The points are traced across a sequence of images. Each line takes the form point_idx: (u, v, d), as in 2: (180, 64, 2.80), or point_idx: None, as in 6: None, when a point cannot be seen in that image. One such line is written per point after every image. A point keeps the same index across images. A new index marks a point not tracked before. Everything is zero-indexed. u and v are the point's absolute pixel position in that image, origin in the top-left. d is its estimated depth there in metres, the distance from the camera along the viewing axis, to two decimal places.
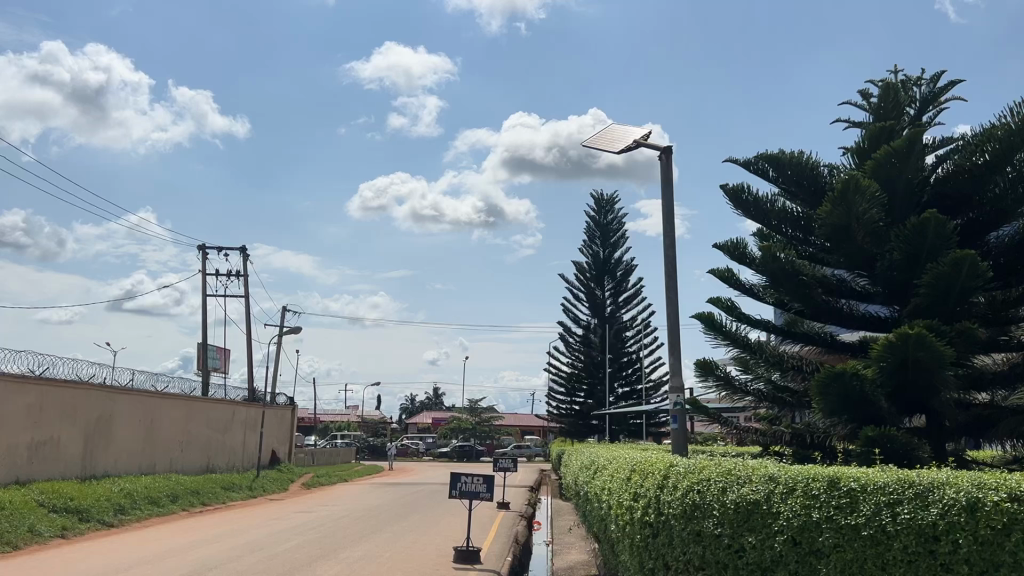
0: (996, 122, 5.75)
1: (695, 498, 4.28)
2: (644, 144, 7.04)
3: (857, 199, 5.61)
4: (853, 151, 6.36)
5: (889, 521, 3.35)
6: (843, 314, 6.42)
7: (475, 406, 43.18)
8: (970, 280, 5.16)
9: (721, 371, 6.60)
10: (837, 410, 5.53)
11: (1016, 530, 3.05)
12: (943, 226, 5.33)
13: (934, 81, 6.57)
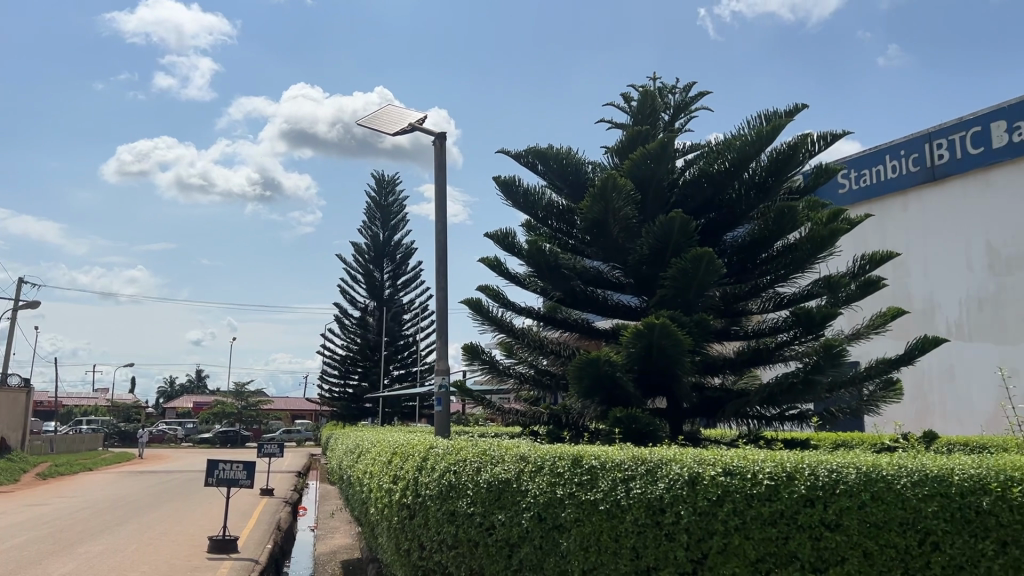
0: (735, 134, 6.34)
1: (451, 479, 4.40)
2: (419, 128, 7.06)
3: (615, 196, 5.93)
4: (614, 150, 6.74)
5: (623, 495, 3.63)
6: (600, 303, 6.81)
7: (241, 390, 41.35)
8: (707, 275, 5.66)
9: (485, 356, 6.74)
10: (589, 393, 5.84)
11: (728, 501, 3.41)
12: (686, 225, 5.80)
13: (686, 90, 7.10)
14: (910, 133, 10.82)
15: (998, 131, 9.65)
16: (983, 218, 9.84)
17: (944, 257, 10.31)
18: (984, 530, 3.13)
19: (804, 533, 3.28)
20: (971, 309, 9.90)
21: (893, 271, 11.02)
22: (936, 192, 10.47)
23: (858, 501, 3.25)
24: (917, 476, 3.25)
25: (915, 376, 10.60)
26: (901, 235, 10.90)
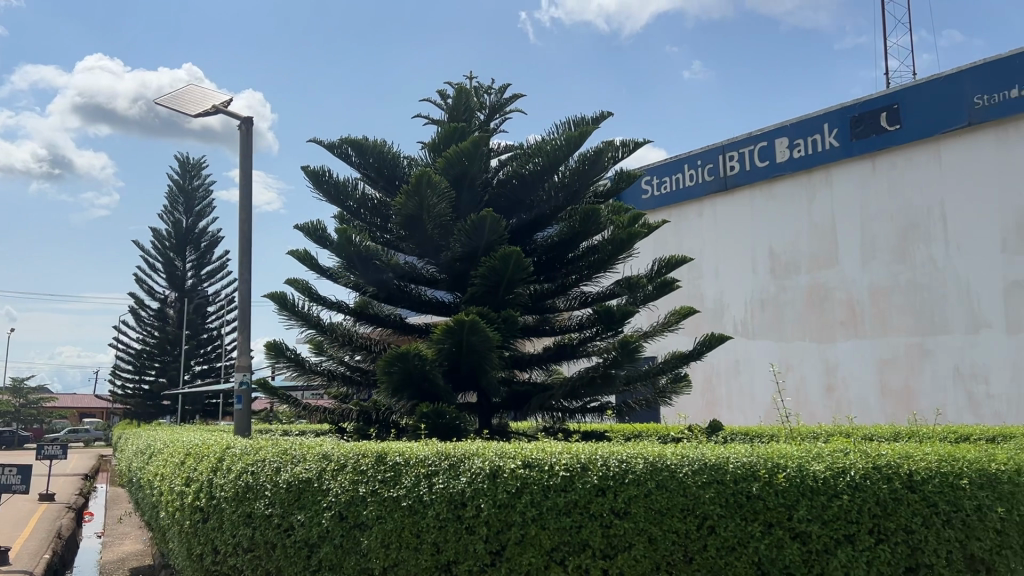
0: (547, 137, 6.51)
1: (248, 480, 4.23)
2: (225, 111, 6.73)
3: (430, 193, 5.92)
4: (430, 146, 6.74)
5: (425, 491, 3.65)
6: (412, 298, 6.79)
7: (19, 387, 37.67)
8: (516, 273, 5.80)
9: (291, 352, 6.54)
10: (398, 389, 5.81)
11: (525, 493, 3.52)
12: (497, 224, 5.90)
13: (501, 91, 7.22)
14: (706, 145, 11.61)
15: (781, 146, 10.60)
16: (767, 225, 10.74)
17: (733, 261, 11.15)
18: (753, 512, 3.42)
19: (595, 522, 3.45)
20: (755, 309, 10.77)
21: (688, 272, 11.79)
22: (727, 201, 11.30)
23: (644, 489, 3.46)
24: (697, 465, 3.51)
25: (706, 371, 11.38)
26: (697, 239, 11.68)
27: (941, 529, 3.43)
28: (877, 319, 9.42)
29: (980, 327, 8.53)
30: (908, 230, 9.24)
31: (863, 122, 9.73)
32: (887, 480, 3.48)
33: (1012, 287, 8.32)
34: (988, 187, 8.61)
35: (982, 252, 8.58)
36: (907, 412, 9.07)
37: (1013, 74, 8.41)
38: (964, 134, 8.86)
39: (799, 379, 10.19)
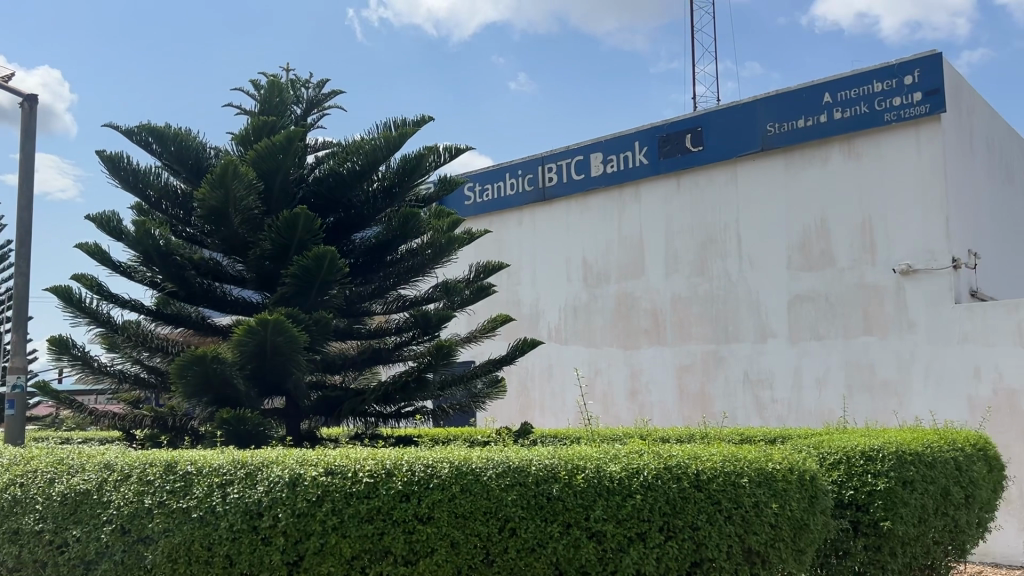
0: (364, 137, 6.38)
1: (16, 493, 3.85)
2: (4, 86, 6.09)
3: (235, 185, 5.67)
4: (239, 138, 6.42)
5: (219, 501, 3.46)
6: (217, 297, 6.45)
7: None
8: (329, 274, 5.66)
9: (77, 350, 6.03)
10: (197, 392, 5.49)
11: (327, 501, 3.42)
12: (310, 222, 5.74)
13: (319, 86, 7.03)
14: (526, 155, 11.83)
15: (596, 161, 11.00)
16: (581, 236, 11.13)
17: (549, 269, 11.46)
18: (552, 513, 3.50)
19: (397, 528, 3.41)
20: (568, 316, 11.13)
21: (506, 279, 12.00)
22: (545, 210, 11.61)
23: (448, 494, 3.46)
24: (501, 468, 3.56)
25: (520, 376, 11.60)
26: (516, 247, 11.91)
27: (724, 525, 3.66)
28: (678, 328, 10.00)
29: (767, 336, 9.25)
30: (708, 245, 9.88)
31: (670, 142, 10.29)
32: (676, 479, 3.68)
33: (794, 301, 9.09)
34: (777, 208, 9.36)
35: (771, 267, 9.32)
36: (701, 414, 9.69)
37: (800, 106, 9.18)
38: (758, 159, 9.57)
39: (607, 384, 10.62)
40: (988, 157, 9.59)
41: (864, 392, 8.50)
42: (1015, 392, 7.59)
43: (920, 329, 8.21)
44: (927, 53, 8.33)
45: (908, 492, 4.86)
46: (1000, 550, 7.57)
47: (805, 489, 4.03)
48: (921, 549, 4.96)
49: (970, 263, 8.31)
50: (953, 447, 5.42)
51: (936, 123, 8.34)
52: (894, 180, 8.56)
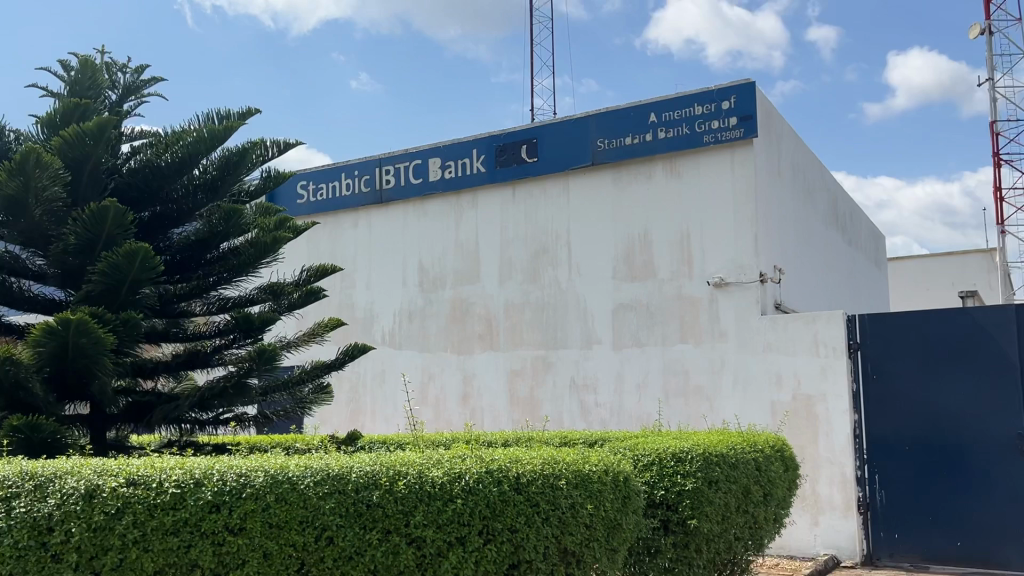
0: (184, 129, 6.09)
1: None
2: None
3: (37, 173, 5.24)
4: (44, 121, 5.93)
5: (3, 516, 3.20)
6: (13, 295, 5.93)
7: None
8: (142, 272, 5.33)
9: None
10: None
11: (126, 513, 3.23)
12: (122, 216, 5.39)
13: (138, 71, 6.62)
14: (362, 156, 11.65)
15: (434, 166, 11.01)
16: (417, 240, 11.11)
17: (383, 273, 11.35)
18: (371, 520, 3.46)
19: (206, 540, 3.26)
20: (401, 320, 11.07)
21: (339, 282, 11.78)
22: (381, 213, 11.50)
23: (262, 504, 3.35)
24: (319, 476, 3.48)
25: (350, 380, 11.41)
26: (350, 249, 11.72)
27: (541, 526, 3.75)
28: (509, 334, 10.18)
29: (593, 343, 9.60)
30: (539, 254, 10.13)
31: (506, 151, 10.46)
32: (496, 483, 3.74)
33: (619, 310, 9.49)
34: (605, 221, 9.74)
35: (598, 276, 9.68)
36: (529, 419, 9.91)
37: (628, 124, 9.61)
38: (589, 172, 9.92)
39: (439, 390, 10.64)
40: (793, 181, 10.41)
41: (680, 398, 8.99)
42: (811, 398, 8.27)
43: (730, 338, 8.78)
44: (741, 82, 8.97)
45: (713, 491, 5.18)
46: (795, 543, 8.21)
47: (619, 490, 4.20)
48: (723, 545, 5.29)
49: (775, 277, 8.98)
50: (754, 449, 5.83)
51: (748, 147, 8.97)
52: (711, 198, 9.12)
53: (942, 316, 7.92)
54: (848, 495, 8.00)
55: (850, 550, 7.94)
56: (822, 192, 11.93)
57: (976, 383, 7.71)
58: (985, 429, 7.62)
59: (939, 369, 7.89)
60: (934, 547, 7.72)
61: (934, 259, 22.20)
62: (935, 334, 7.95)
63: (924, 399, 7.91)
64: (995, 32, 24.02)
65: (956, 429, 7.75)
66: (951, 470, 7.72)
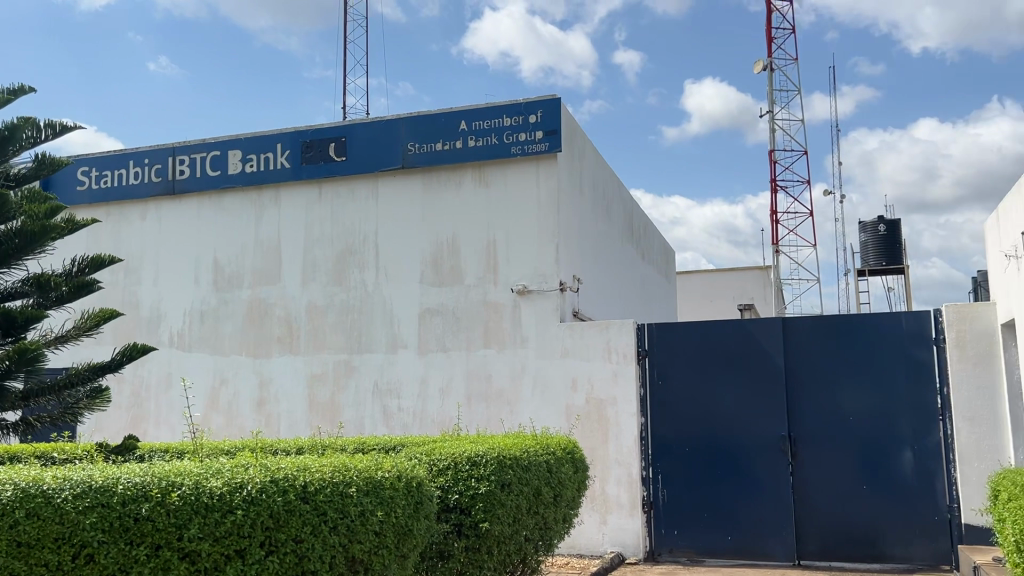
0: None
1: None
2: None
3: None
4: None
5: None
6: None
7: None
8: None
9: None
10: None
11: None
12: None
13: None
14: (153, 144, 10.88)
15: (234, 159, 10.50)
16: (213, 236, 10.54)
17: (174, 268, 10.67)
18: (140, 535, 3.27)
19: None
20: (193, 320, 10.45)
21: (123, 277, 10.93)
22: (174, 206, 10.81)
23: (11, 520, 3.15)
24: (79, 489, 3.28)
25: (132, 384, 10.61)
26: (137, 243, 10.92)
27: (328, 535, 3.62)
28: (310, 337, 9.89)
29: (397, 347, 9.53)
30: (345, 255, 9.93)
31: (313, 149, 10.16)
32: (282, 492, 3.58)
33: (424, 314, 9.48)
34: (412, 225, 9.71)
35: (404, 280, 9.63)
36: (328, 423, 9.66)
37: (438, 130, 9.63)
38: (398, 175, 9.85)
39: (232, 394, 10.13)
40: (593, 195, 10.88)
41: (480, 402, 9.11)
42: (603, 402, 8.65)
43: (530, 344, 9.01)
44: (548, 96, 9.25)
45: (506, 494, 5.27)
46: (584, 542, 8.54)
47: (411, 496, 4.15)
48: (514, 547, 5.40)
49: (574, 286, 9.33)
50: (546, 452, 6.00)
51: (553, 160, 9.26)
52: (516, 208, 9.33)
53: (721, 326, 8.56)
54: (634, 494, 8.44)
55: (634, 547, 8.37)
56: (619, 207, 12.56)
57: (748, 388, 8.39)
58: (754, 431, 8.31)
59: (717, 375, 8.51)
60: (709, 541, 8.31)
61: (717, 274, 24.04)
62: (714, 343, 8.57)
63: (703, 403, 8.50)
64: (774, 69, 26.41)
65: (729, 431, 8.39)
66: (724, 469, 8.35)
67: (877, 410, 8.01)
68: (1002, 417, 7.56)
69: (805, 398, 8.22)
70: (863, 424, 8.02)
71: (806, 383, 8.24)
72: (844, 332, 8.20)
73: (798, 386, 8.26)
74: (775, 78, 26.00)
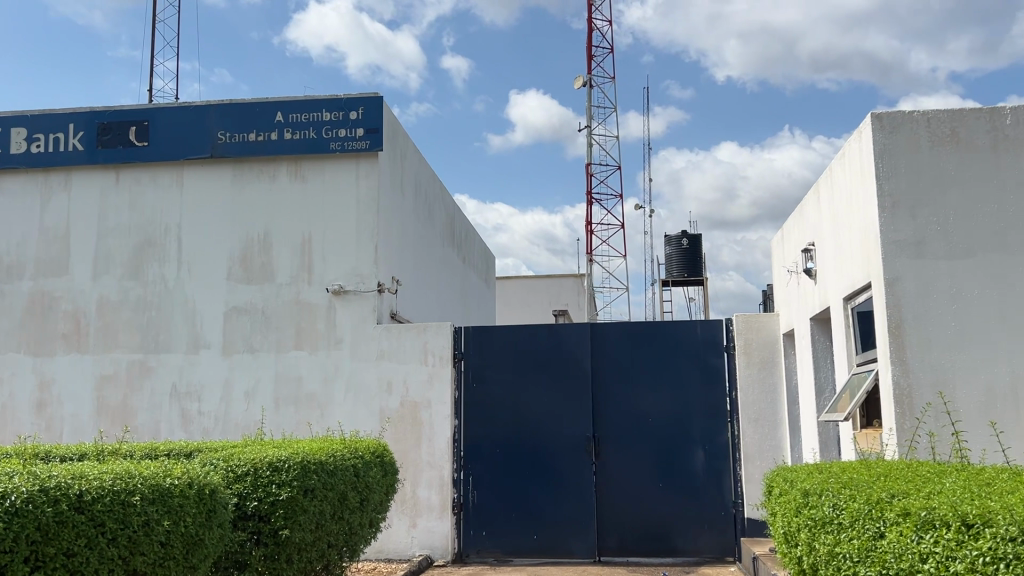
0: None
1: None
2: None
3: None
4: None
5: None
6: None
7: None
8: None
9: None
10: None
11: None
12: None
13: None
14: None
15: (18, 136, 9.53)
16: None
17: None
18: None
19: None
20: None
21: None
22: None
23: None
24: None
25: None
26: None
27: (105, 547, 3.36)
28: (101, 334, 9.16)
29: (198, 347, 9.02)
30: (144, 247, 9.28)
31: (111, 131, 9.42)
32: (52, 502, 3.28)
33: (230, 313, 9.03)
34: (220, 219, 9.24)
35: (209, 277, 9.13)
36: (119, 428, 8.98)
37: (253, 120, 9.22)
38: (207, 165, 9.34)
39: (6, 396, 9.19)
40: (414, 196, 10.81)
41: (288, 405, 8.79)
42: (417, 404, 8.60)
43: (344, 345, 8.81)
44: (370, 94, 9.11)
45: (308, 500, 5.10)
46: (392, 546, 8.45)
47: (203, 503, 3.93)
48: (316, 553, 5.25)
49: (392, 288, 9.22)
50: (353, 455, 5.86)
51: (373, 159, 9.12)
52: (332, 206, 9.09)
53: (534, 331, 8.77)
54: (444, 497, 8.45)
55: (441, 550, 8.38)
56: (441, 210, 12.57)
57: (557, 391, 8.64)
58: (561, 433, 8.57)
59: (528, 378, 8.70)
60: (515, 541, 8.48)
61: (534, 280, 24.71)
62: (526, 347, 8.76)
63: (514, 406, 8.67)
64: (594, 86, 27.54)
65: (538, 433, 8.60)
66: (533, 470, 8.55)
67: (675, 413, 8.48)
68: (781, 418, 8.35)
69: (610, 401, 8.58)
70: (662, 426, 8.48)
71: (612, 387, 8.60)
72: (648, 339, 8.63)
73: (604, 390, 8.60)
74: (593, 95, 27.10)
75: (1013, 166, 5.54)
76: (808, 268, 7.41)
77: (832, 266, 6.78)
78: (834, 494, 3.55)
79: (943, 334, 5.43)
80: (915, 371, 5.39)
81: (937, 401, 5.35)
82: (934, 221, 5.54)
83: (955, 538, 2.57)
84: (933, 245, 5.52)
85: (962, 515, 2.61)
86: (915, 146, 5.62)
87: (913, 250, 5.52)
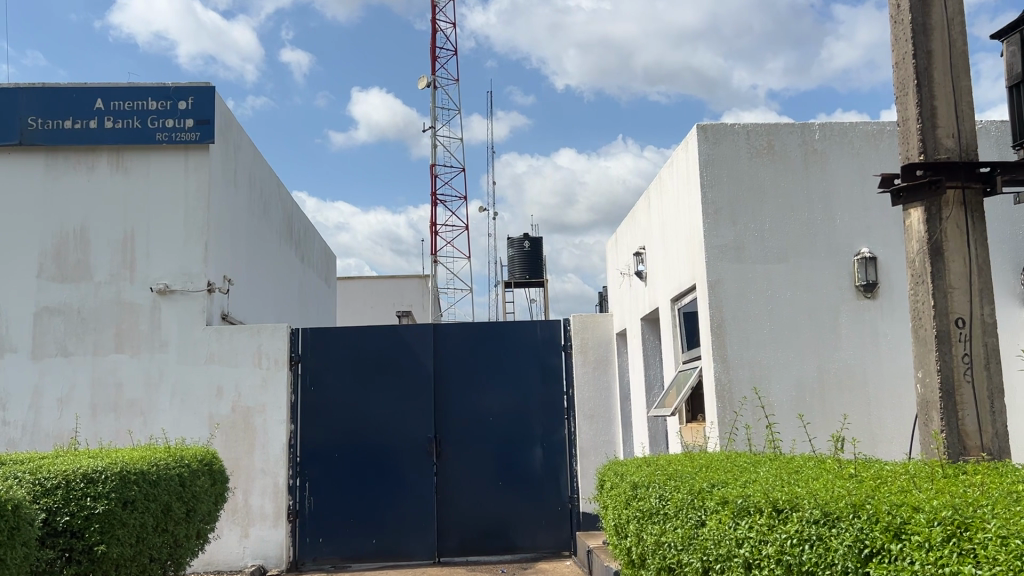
0: None
1: None
2: None
3: None
4: None
5: None
6: None
7: None
8: None
9: None
10: None
11: None
12: None
13: None
14: None
15: None
16: None
17: None
18: None
19: None
20: None
21: None
22: None
23: None
24: None
25: None
26: None
27: None
28: None
29: (4, 351, 8.26)
30: None
31: None
32: None
33: (41, 313, 8.34)
34: (30, 211, 8.50)
35: (17, 274, 8.39)
36: None
37: (68, 105, 8.53)
38: (15, 153, 8.57)
39: None
40: (249, 191, 10.38)
41: (107, 413, 8.21)
42: (250, 409, 8.26)
43: (170, 348, 8.31)
44: (201, 84, 8.66)
45: (127, 513, 4.79)
46: (222, 557, 8.05)
47: (6, 520, 3.60)
48: (136, 569, 4.93)
49: (222, 288, 8.79)
50: (180, 464, 5.56)
51: (204, 151, 8.66)
52: (158, 199, 8.57)
53: (373, 333, 8.66)
54: (278, 505, 8.15)
55: (276, 559, 8.08)
56: (278, 208, 12.14)
57: (397, 391, 8.57)
58: (401, 434, 8.50)
59: (368, 379, 8.57)
60: (354, 546, 8.33)
61: (377, 281, 24.41)
62: (366, 348, 8.63)
63: (353, 408, 8.51)
64: (437, 87, 27.52)
65: (377, 435, 8.49)
66: (372, 472, 8.43)
67: (514, 412, 8.61)
68: (614, 415, 8.69)
69: (450, 401, 8.59)
70: (501, 424, 8.58)
71: (451, 388, 8.62)
72: (488, 339, 8.72)
73: (444, 390, 8.61)
74: (437, 96, 27.07)
75: (821, 177, 6.01)
76: (639, 271, 7.74)
77: (660, 269, 7.11)
78: (660, 485, 3.72)
79: (759, 333, 5.83)
80: (734, 367, 5.78)
81: (752, 396, 5.75)
82: (753, 227, 5.93)
83: (767, 523, 2.76)
84: (751, 250, 5.91)
85: (773, 501, 2.80)
86: (735, 157, 6.00)
87: (734, 254, 5.90)
